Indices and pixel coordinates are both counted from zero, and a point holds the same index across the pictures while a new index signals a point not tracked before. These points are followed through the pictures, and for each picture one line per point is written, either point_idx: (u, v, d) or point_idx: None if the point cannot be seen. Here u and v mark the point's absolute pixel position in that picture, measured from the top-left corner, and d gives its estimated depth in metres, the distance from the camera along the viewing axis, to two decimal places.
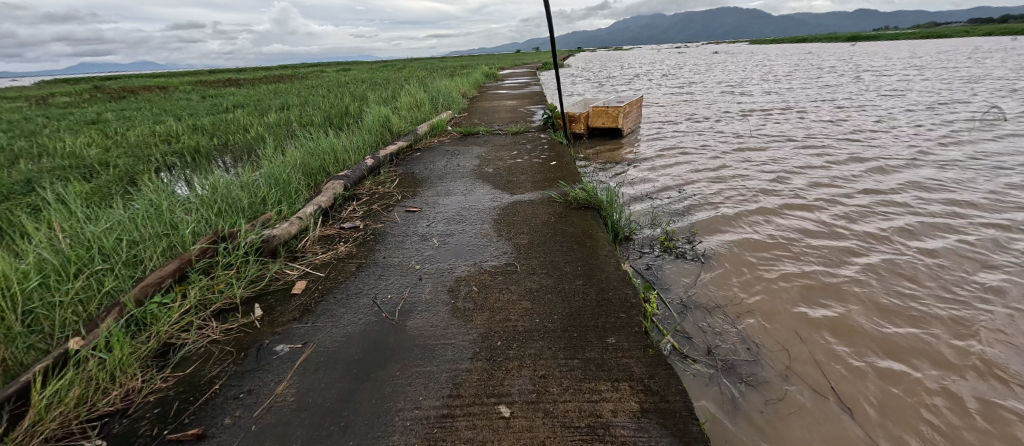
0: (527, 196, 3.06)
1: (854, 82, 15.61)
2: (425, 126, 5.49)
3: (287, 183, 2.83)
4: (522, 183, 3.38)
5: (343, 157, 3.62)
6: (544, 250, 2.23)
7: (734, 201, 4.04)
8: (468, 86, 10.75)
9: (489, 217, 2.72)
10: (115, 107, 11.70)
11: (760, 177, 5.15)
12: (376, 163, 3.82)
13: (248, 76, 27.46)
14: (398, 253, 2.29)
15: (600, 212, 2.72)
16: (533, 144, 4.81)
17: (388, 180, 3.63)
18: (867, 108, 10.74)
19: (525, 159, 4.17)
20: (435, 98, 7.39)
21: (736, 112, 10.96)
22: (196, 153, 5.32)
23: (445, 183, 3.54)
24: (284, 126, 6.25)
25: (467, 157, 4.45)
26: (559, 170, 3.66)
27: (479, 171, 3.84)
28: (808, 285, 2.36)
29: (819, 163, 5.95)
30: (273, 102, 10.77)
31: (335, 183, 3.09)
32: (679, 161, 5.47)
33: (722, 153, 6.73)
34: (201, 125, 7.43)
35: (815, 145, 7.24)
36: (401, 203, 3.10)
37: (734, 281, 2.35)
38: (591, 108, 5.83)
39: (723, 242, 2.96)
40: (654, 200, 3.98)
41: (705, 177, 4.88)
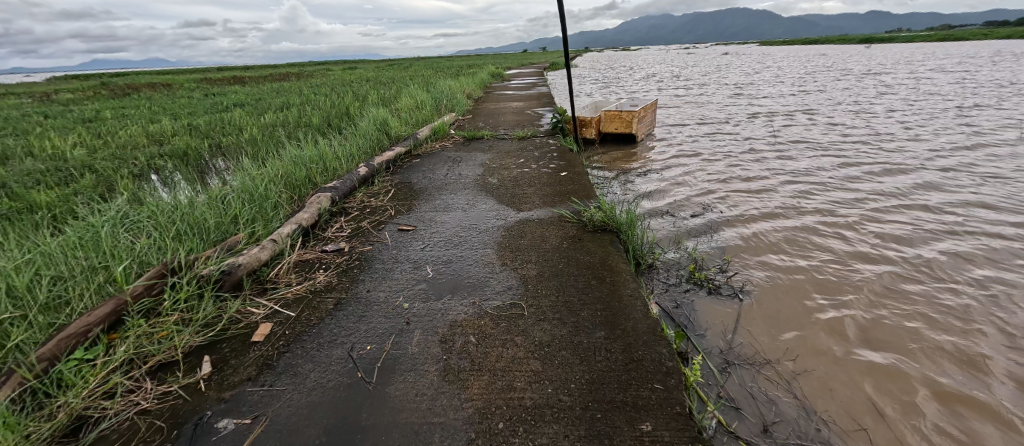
0: (536, 214, 2.73)
1: (872, 85, 15.10)
2: (426, 129, 5.18)
3: (265, 199, 2.51)
4: (529, 197, 3.04)
5: (334, 165, 3.31)
6: (555, 285, 1.89)
7: (760, 212, 3.68)
8: (472, 86, 10.43)
9: (493, 239, 2.39)
10: (117, 104, 11.53)
11: (785, 182, 4.77)
12: (370, 173, 3.50)
13: (254, 74, 27.54)
14: (386, 286, 1.96)
15: (620, 235, 2.37)
16: (542, 150, 4.47)
17: (382, 191, 3.31)
18: (890, 111, 10.26)
19: (532, 168, 3.83)
20: (438, 99, 7.06)
21: (751, 115, 10.54)
22: (184, 156, 5.04)
23: (445, 195, 3.22)
24: (280, 128, 5.97)
25: (470, 164, 4.13)
26: (571, 181, 3.32)
27: (482, 182, 3.51)
28: (870, 327, 1.98)
29: (846, 167, 5.55)
30: (273, 101, 10.54)
31: (322, 196, 2.77)
32: (698, 168, 5.08)
33: (740, 157, 6.35)
34: (196, 126, 7.18)
35: (839, 149, 6.83)
36: (395, 219, 2.78)
37: (779, 320, 1.98)
38: (603, 112, 5.47)
39: (762, 266, 2.58)
40: (672, 211, 3.62)
41: (726, 183, 4.51)
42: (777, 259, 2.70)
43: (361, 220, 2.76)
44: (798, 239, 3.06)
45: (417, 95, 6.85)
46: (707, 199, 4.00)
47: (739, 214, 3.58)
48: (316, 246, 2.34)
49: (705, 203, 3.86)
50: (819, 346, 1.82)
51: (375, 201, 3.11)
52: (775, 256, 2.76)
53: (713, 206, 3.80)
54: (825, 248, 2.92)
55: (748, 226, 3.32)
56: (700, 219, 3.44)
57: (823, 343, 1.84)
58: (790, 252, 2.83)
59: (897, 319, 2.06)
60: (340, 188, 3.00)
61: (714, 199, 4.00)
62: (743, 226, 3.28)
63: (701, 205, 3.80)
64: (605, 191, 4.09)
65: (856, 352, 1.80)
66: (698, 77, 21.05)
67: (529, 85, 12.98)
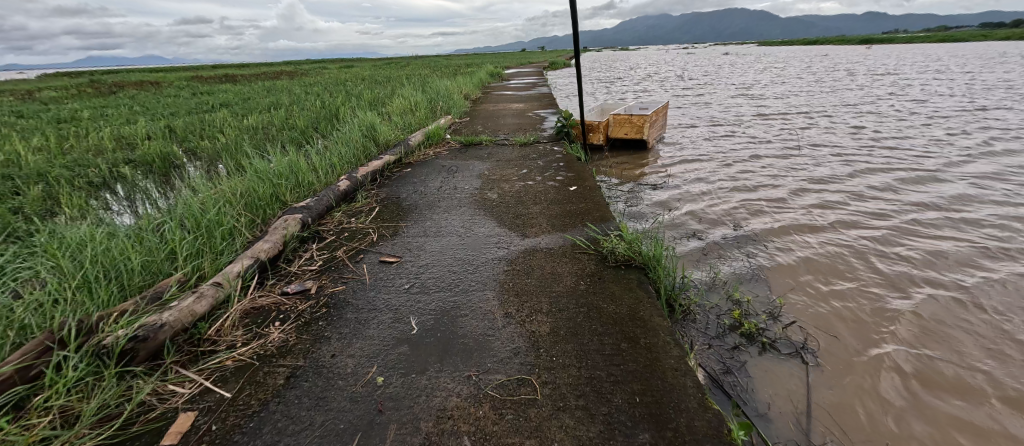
0: (543, 241, 2.31)
1: (879, 86, 14.75)
2: (419, 134, 4.75)
3: (217, 225, 2.07)
4: (534, 218, 2.62)
5: (308, 179, 2.87)
6: (575, 350, 1.46)
7: (791, 226, 3.28)
8: (469, 86, 9.96)
9: (493, 277, 1.96)
10: (98, 104, 10.99)
11: (810, 190, 4.38)
12: (352, 186, 3.06)
13: (247, 73, 26.97)
14: (357, 348, 1.53)
15: (647, 272, 1.93)
16: (546, 159, 4.06)
17: (364, 210, 2.88)
18: (903, 113, 9.90)
19: (536, 180, 3.41)
20: (433, 100, 6.62)
21: (758, 117, 10.15)
22: (154, 165, 4.59)
23: (437, 214, 2.79)
24: (261, 133, 5.53)
25: (466, 175, 3.71)
26: (581, 198, 2.91)
27: (481, 197, 3.08)
28: (949, 385, 1.62)
29: (871, 173, 5.17)
30: (262, 101, 10.05)
31: (290, 219, 2.33)
32: (716, 176, 4.68)
33: (754, 160, 5.95)
34: (173, 128, 6.68)
35: (857, 151, 6.45)
36: (377, 246, 2.35)
37: (846, 387, 1.59)
38: (612, 116, 5.05)
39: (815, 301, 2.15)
40: (693, 226, 3.21)
41: (747, 193, 4.13)
42: (830, 290, 2.27)
43: (336, 248, 2.33)
44: (844, 260, 2.66)
45: (410, 96, 6.40)
46: (729, 211, 3.60)
47: (769, 229, 3.18)
48: (277, 286, 1.90)
49: (728, 217, 3.47)
50: (916, 431, 1.42)
51: (356, 222, 2.68)
52: (826, 285, 2.33)
53: (737, 219, 3.41)
54: (878, 270, 2.53)
55: (783, 243, 2.92)
56: (728, 236, 3.02)
57: (921, 428, 1.43)
58: (841, 278, 2.42)
59: (981, 370, 1.70)
60: (313, 207, 2.56)
61: (737, 211, 3.61)
62: (777, 245, 2.87)
63: (724, 219, 3.40)
64: (617, 204, 3.69)
65: (949, 427, 1.44)
66: (699, 77, 20.67)
67: (528, 85, 12.54)
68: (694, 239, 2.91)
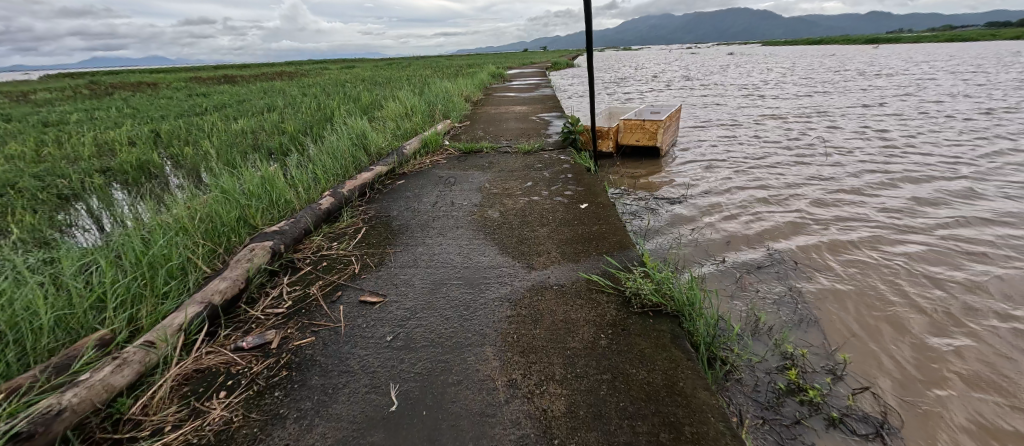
0: (553, 275, 1.96)
1: (892, 86, 14.33)
2: (415, 141, 4.42)
3: (163, 261, 1.73)
4: (541, 245, 2.28)
5: (285, 198, 2.53)
6: (600, 443, 1.11)
7: (827, 244, 2.91)
8: (471, 88, 9.60)
9: (493, 327, 1.61)
10: (91, 106, 10.73)
11: (839, 200, 4.00)
12: (336, 204, 2.73)
13: (247, 75, 26.80)
14: (318, 435, 1.18)
15: (681, 321, 1.59)
16: (552, 168, 3.72)
17: (349, 232, 2.55)
18: (921, 114, 9.50)
19: (542, 195, 3.08)
20: (432, 104, 6.28)
21: (771, 118, 9.75)
22: (129, 173, 4.27)
23: (430, 239, 2.44)
24: (248, 140, 5.20)
25: (465, 188, 3.38)
26: (593, 218, 2.57)
27: (481, 216, 2.75)
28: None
29: (902, 179, 4.77)
30: (257, 104, 9.76)
31: (257, 248, 1.99)
32: (735, 185, 4.32)
33: (773, 165, 5.57)
34: (159, 133, 6.36)
35: (882, 155, 6.05)
36: (358, 280, 2.00)
37: None
38: (622, 122, 4.71)
39: (863, 337, 1.84)
40: (719, 246, 2.85)
41: (770, 205, 3.76)
42: (896, 332, 1.90)
43: (311, 282, 1.99)
44: (901, 288, 2.29)
45: (408, 100, 6.07)
46: (755, 227, 3.25)
47: (804, 249, 2.82)
48: (231, 340, 1.56)
49: (754, 233, 3.12)
50: None
51: (337, 247, 2.34)
52: (891, 323, 1.95)
53: (764, 237, 3.06)
54: (945, 303, 2.15)
55: (824, 266, 2.55)
56: (760, 257, 2.66)
57: None
58: (906, 314, 2.04)
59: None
60: (288, 231, 2.22)
61: (762, 226, 3.25)
62: (817, 269, 2.51)
63: (750, 238, 3.05)
64: (630, 218, 3.33)
65: None
66: (706, 78, 20.25)
67: (531, 87, 12.20)
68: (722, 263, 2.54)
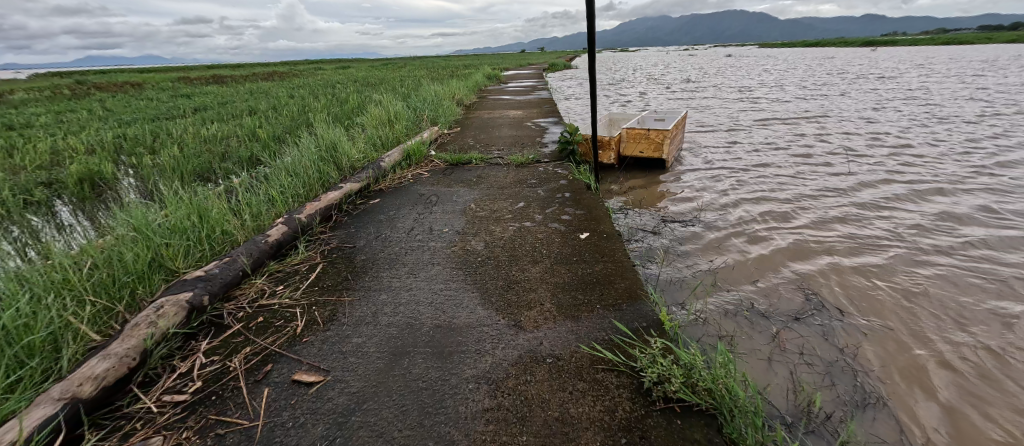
0: (548, 340, 1.53)
1: (894, 89, 14.06)
2: (396, 152, 4.00)
3: (24, 334, 1.31)
4: (533, 292, 1.85)
5: (221, 232, 2.09)
6: None
7: (864, 270, 2.51)
8: (463, 90, 9.15)
9: (463, 429, 1.18)
10: (62, 108, 10.14)
11: (864, 212, 3.61)
12: (288, 235, 2.28)
13: (236, 74, 26.18)
14: None
15: (720, 423, 1.15)
16: (546, 184, 3.33)
17: (300, 271, 2.09)
18: (929, 117, 9.18)
19: (535, 221, 2.64)
20: (419, 108, 5.85)
21: (775, 121, 9.37)
22: (72, 186, 3.80)
23: (398, 281, 2.00)
24: (215, 149, 4.75)
25: (447, 209, 2.94)
26: (595, 253, 2.15)
27: (463, 250, 2.30)
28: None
29: (926, 187, 4.39)
30: (238, 107, 9.26)
31: (166, 308, 1.54)
32: (748, 198, 3.93)
33: (784, 171, 5.19)
34: (122, 139, 5.85)
35: (899, 160, 5.66)
36: (297, 347, 1.55)
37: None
38: (624, 130, 4.31)
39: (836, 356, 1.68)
40: (740, 274, 2.40)
41: (789, 221, 3.37)
42: (885, 355, 1.72)
43: (235, 350, 1.54)
44: (977, 345, 1.82)
45: (392, 105, 5.63)
46: (777, 248, 2.83)
47: (844, 280, 2.38)
48: None
49: (779, 257, 2.69)
50: None
51: (281, 293, 1.89)
52: (888, 352, 1.74)
53: (792, 262, 2.62)
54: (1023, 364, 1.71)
55: (874, 307, 2.08)
56: (795, 290, 2.20)
57: None
58: (961, 375, 1.64)
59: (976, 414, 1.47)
60: (217, 278, 1.78)
61: (786, 247, 2.85)
62: (867, 309, 2.06)
63: (776, 261, 2.62)
64: (634, 234, 2.91)
65: None
66: (706, 80, 19.87)
67: (526, 89, 11.77)
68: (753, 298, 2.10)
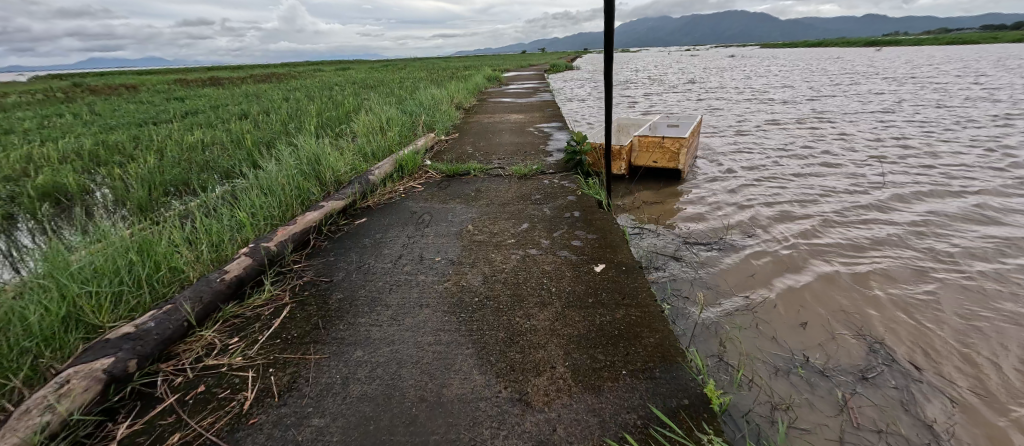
0: (562, 426, 1.17)
1: (906, 90, 13.66)
2: (388, 162, 3.68)
3: None
4: (542, 350, 1.49)
5: (167, 273, 1.75)
6: None
7: (926, 304, 2.13)
8: (463, 93, 8.79)
9: None
10: (47, 112, 9.74)
11: (905, 228, 3.24)
12: (251, 272, 1.93)
13: (234, 75, 25.81)
14: None
15: None
16: (552, 200, 3.00)
17: (260, 318, 1.74)
18: (949, 119, 8.78)
19: (540, 248, 2.29)
20: (415, 113, 5.50)
21: (788, 123, 8.99)
22: (30, 202, 3.46)
23: (377, 331, 1.64)
24: (195, 158, 4.43)
25: (441, 230, 2.61)
26: (614, 293, 1.80)
27: (456, 288, 1.94)
28: None
29: (966, 196, 4.02)
30: (229, 111, 8.89)
31: (72, 384, 1.19)
32: (771, 210, 3.60)
33: (805, 178, 4.84)
34: (98, 147, 5.49)
35: (929, 166, 5.28)
36: (239, 434, 1.20)
37: None
38: (635, 138, 3.97)
39: (847, 391, 1.51)
40: (784, 310, 2.03)
41: (824, 238, 3.01)
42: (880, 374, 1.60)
43: (158, 439, 1.19)
44: (983, 364, 1.70)
45: (387, 110, 5.28)
46: (818, 274, 2.45)
47: (909, 319, 1.99)
48: None
49: (823, 285, 2.32)
50: None
51: (231, 350, 1.54)
52: (883, 370, 1.62)
53: (839, 292, 2.25)
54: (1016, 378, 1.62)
55: (956, 361, 1.70)
56: (854, 336, 1.83)
57: None
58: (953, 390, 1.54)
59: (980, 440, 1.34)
60: (149, 336, 1.43)
61: (827, 272, 2.48)
62: (950, 363, 1.68)
63: (821, 291, 2.25)
64: (653, 256, 2.55)
65: None
66: (711, 81, 19.50)
67: (528, 91, 11.43)
68: (804, 347, 1.74)
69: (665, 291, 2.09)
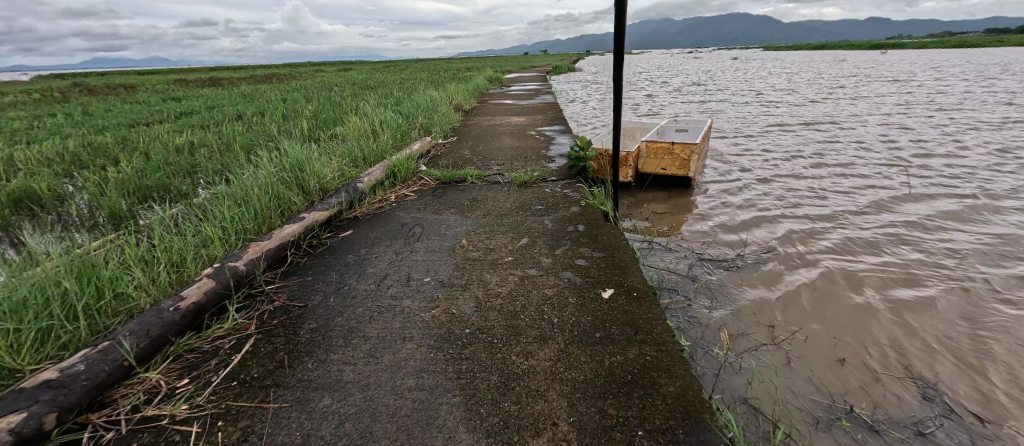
0: None
1: (916, 93, 13.39)
2: (380, 167, 3.46)
3: None
4: (541, 404, 1.24)
5: (110, 304, 1.52)
6: None
7: (975, 335, 1.90)
8: (463, 94, 8.56)
9: None
10: (38, 111, 9.52)
11: (937, 242, 3.00)
12: (210, 298, 1.69)
13: (234, 74, 25.64)
14: None
15: None
16: (553, 211, 2.78)
17: (215, 356, 1.50)
18: (963, 122, 8.51)
19: (539, 268, 2.05)
20: (412, 116, 5.28)
21: (797, 126, 8.74)
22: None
23: (350, 374, 1.41)
24: (179, 162, 4.21)
25: (432, 245, 2.39)
26: (625, 326, 1.57)
27: (444, 318, 1.70)
28: None
29: (993, 204, 3.78)
30: (224, 111, 8.68)
31: None
32: (788, 220, 3.38)
33: (820, 183, 4.60)
34: (82, 148, 5.28)
35: (950, 171, 5.03)
36: None
37: None
38: (643, 144, 3.74)
39: (885, 439, 1.31)
40: (817, 343, 1.79)
41: (851, 253, 2.77)
42: (908, 412, 1.43)
43: None
44: (1009, 391, 1.55)
45: (382, 112, 5.07)
46: (849, 297, 2.21)
47: (960, 354, 1.75)
48: None
49: (856, 311, 2.08)
50: None
51: (177, 396, 1.31)
52: (911, 406, 1.45)
53: (876, 319, 2.01)
54: None
55: (1006, 402, 1.50)
56: (902, 378, 1.59)
57: None
58: (975, 423, 1.41)
59: None
60: (76, 382, 1.20)
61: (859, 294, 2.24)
62: (969, 390, 1.55)
63: (855, 318, 2.01)
64: (666, 274, 2.31)
65: None
66: (715, 83, 19.24)
67: (530, 92, 11.21)
68: (845, 393, 1.50)
69: (680, 320, 1.86)
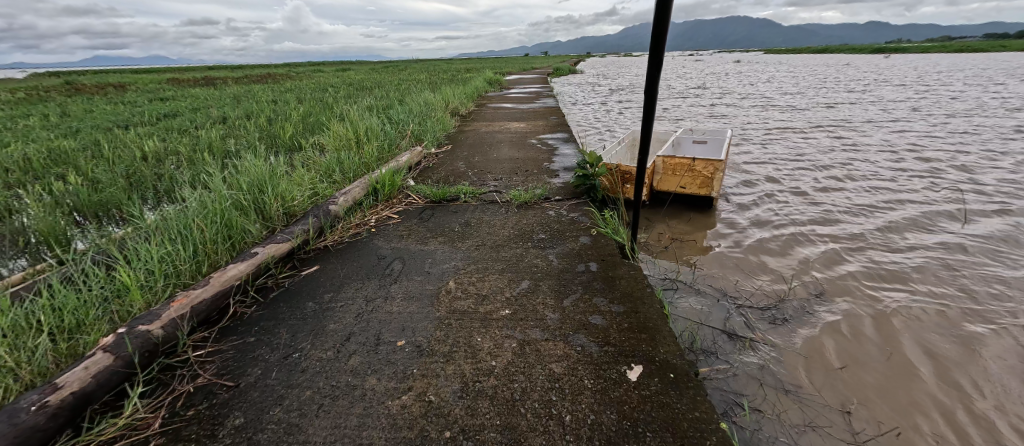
0: None
1: (928, 97, 12.97)
2: (360, 183, 3.04)
3: None
4: None
5: None
6: None
7: None
8: (461, 98, 8.15)
9: None
10: (15, 113, 9.04)
11: (1004, 261, 2.56)
12: (100, 384, 1.25)
13: (230, 74, 25.22)
14: None
15: None
16: (557, 241, 2.36)
17: None
18: (985, 126, 8.09)
19: (543, 330, 1.60)
20: (403, 122, 4.86)
21: (812, 130, 8.30)
22: None
23: None
24: (140, 173, 3.78)
25: (411, 287, 1.97)
26: (664, 436, 1.14)
27: (415, 413, 1.26)
28: None
29: None
30: (209, 113, 8.24)
31: None
32: (825, 237, 2.94)
33: (851, 188, 4.15)
34: (43, 154, 4.83)
35: (990, 177, 4.59)
36: None
37: None
38: (658, 159, 3.32)
39: None
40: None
41: (911, 283, 2.33)
42: None
43: None
44: None
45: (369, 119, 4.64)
46: (926, 355, 1.78)
47: None
48: None
49: (947, 382, 1.64)
50: None
51: None
52: None
53: (964, 392, 1.59)
54: None
55: None
56: None
57: None
58: None
59: None
60: None
61: (941, 351, 1.79)
62: None
63: (942, 393, 1.58)
64: (699, 328, 1.88)
65: None
66: (720, 86, 18.82)
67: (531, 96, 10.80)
68: None
69: (728, 406, 1.41)
